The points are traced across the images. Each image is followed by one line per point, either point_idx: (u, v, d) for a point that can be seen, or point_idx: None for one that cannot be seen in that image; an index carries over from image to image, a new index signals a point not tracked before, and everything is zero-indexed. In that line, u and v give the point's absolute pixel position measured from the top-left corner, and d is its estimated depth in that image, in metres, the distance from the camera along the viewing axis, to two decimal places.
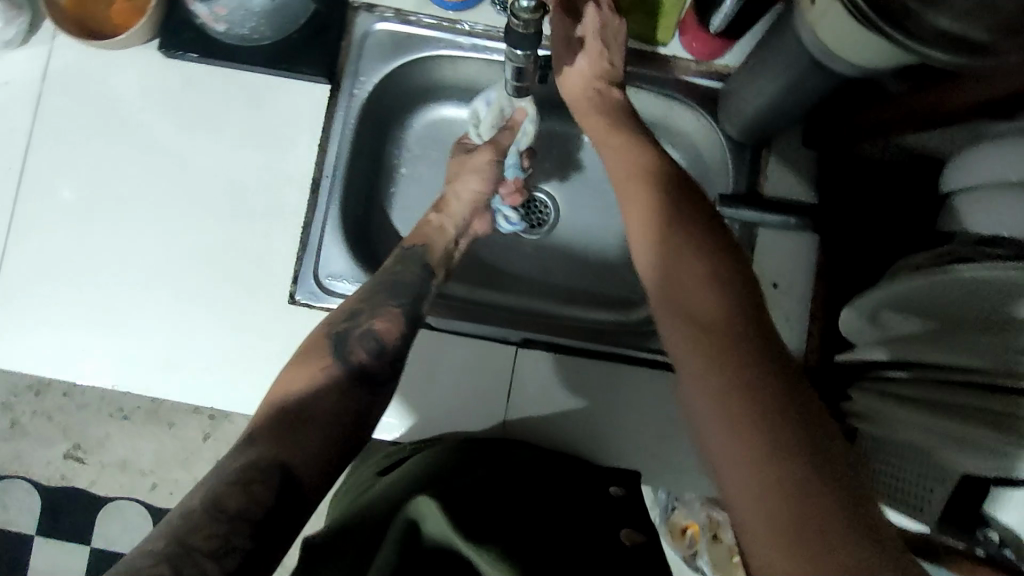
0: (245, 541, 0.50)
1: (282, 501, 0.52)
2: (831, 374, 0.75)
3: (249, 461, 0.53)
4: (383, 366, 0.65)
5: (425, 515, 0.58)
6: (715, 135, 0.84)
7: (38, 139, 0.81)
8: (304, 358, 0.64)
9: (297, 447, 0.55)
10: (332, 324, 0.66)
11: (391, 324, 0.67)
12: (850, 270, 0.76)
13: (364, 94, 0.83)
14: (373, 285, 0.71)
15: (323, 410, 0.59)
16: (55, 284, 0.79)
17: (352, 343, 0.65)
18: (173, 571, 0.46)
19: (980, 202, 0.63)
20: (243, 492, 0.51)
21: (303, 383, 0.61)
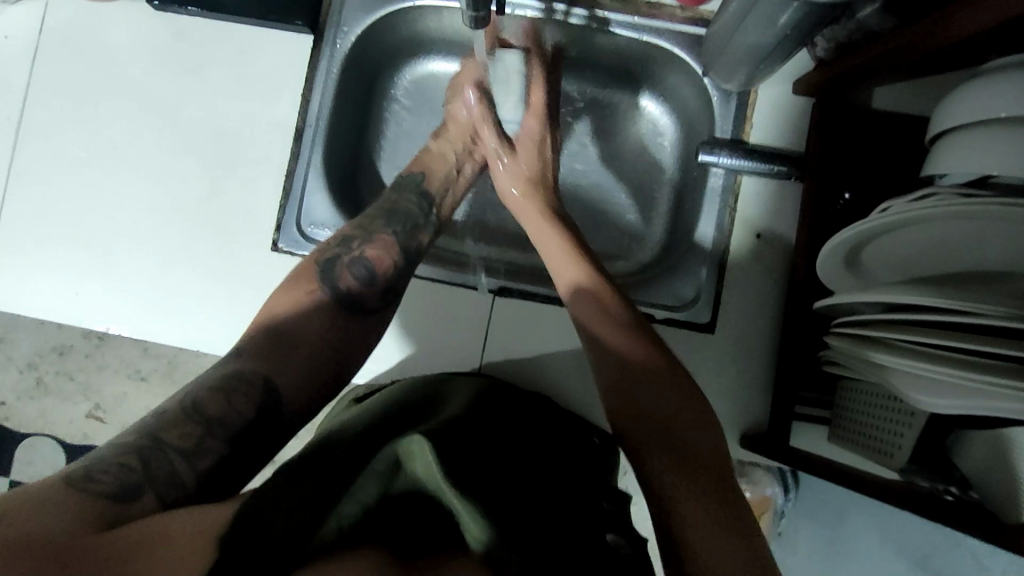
0: (219, 444, 0.50)
1: (262, 413, 0.53)
2: (811, 322, 0.74)
3: (234, 375, 0.54)
4: (369, 298, 0.65)
5: (416, 453, 0.47)
6: (702, 85, 0.82)
7: (40, 92, 0.83)
8: (294, 283, 0.64)
9: (281, 368, 0.56)
10: (324, 249, 0.67)
11: (383, 250, 0.68)
12: (834, 220, 0.74)
13: (348, 44, 0.83)
14: (374, 218, 0.71)
15: (311, 336, 0.60)
16: (55, 232, 0.82)
17: (344, 270, 0.65)
18: (142, 461, 0.46)
19: (970, 146, 0.61)
20: (222, 403, 0.52)
21: (293, 305, 0.62)
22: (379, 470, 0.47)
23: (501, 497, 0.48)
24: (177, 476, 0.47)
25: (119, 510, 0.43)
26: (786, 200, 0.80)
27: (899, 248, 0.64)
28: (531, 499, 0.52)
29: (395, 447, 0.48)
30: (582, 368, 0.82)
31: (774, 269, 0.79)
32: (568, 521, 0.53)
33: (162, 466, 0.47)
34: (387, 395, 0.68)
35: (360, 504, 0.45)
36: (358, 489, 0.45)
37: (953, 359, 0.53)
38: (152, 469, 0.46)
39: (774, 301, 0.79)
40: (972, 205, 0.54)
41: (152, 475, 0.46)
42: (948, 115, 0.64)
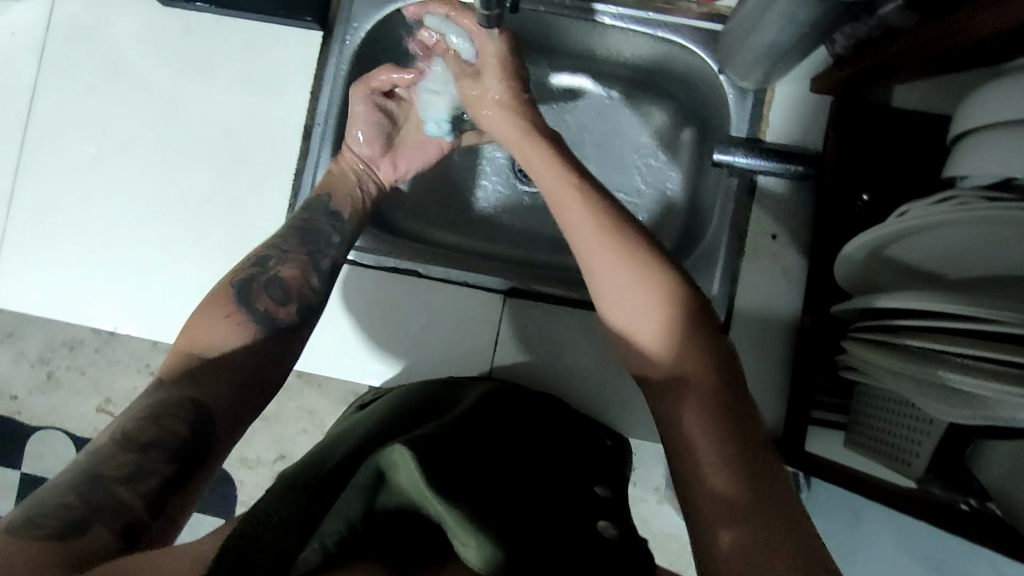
0: (161, 467, 0.48)
1: (200, 432, 0.51)
2: (827, 324, 0.73)
3: (165, 400, 0.52)
4: (289, 312, 0.63)
5: (397, 465, 0.46)
6: (717, 82, 0.81)
7: (48, 88, 0.83)
8: (209, 304, 0.61)
9: (211, 388, 0.54)
10: (236, 271, 0.64)
11: (297, 269, 0.66)
12: (852, 221, 0.73)
13: (357, 41, 0.82)
14: (280, 235, 0.68)
15: (233, 357, 0.57)
16: (64, 230, 0.81)
17: (257, 289, 0.62)
18: (81, 499, 0.44)
19: (993, 148, 0.60)
20: (153, 429, 0.49)
21: (215, 330, 0.59)
22: (361, 486, 0.45)
23: (491, 502, 0.47)
24: (125, 505, 0.45)
25: (70, 546, 0.41)
26: (802, 199, 0.79)
27: (918, 252, 0.63)
28: (533, 506, 0.52)
29: (377, 459, 0.47)
30: (592, 369, 0.81)
31: (790, 270, 0.78)
32: (573, 523, 0.52)
33: (103, 499, 0.44)
34: (389, 401, 0.67)
35: (343, 524, 0.43)
36: (343, 506, 0.44)
37: (973, 366, 0.52)
38: (94, 504, 0.44)
39: (789, 302, 0.77)
40: (994, 210, 0.53)
41: (97, 511, 0.44)
42: (970, 116, 0.63)
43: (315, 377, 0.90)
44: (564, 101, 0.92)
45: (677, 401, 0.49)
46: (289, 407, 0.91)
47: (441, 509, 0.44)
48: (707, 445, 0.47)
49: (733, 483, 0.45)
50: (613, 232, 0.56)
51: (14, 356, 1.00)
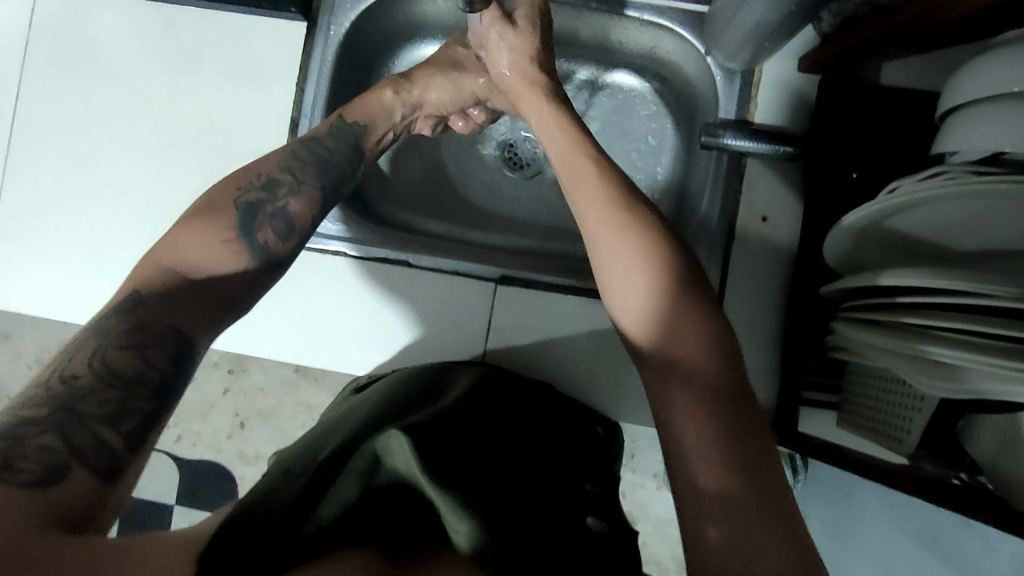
0: (143, 404, 0.46)
1: (181, 366, 0.49)
2: (819, 305, 0.73)
3: (143, 327, 0.48)
4: (289, 247, 0.60)
5: (392, 447, 0.46)
6: (705, 65, 0.81)
7: (33, 86, 0.82)
8: (204, 220, 0.57)
9: (194, 319, 0.51)
10: (244, 190, 0.60)
11: (308, 205, 0.63)
12: (842, 202, 0.73)
13: (342, 30, 0.81)
14: (298, 158, 0.65)
15: (224, 287, 0.55)
16: (53, 228, 0.81)
17: (263, 219, 0.59)
18: (62, 437, 0.42)
19: (981, 122, 0.60)
20: (136, 359, 0.47)
21: (206, 251, 0.55)
22: (358, 470, 0.45)
23: (487, 492, 0.47)
24: (107, 444, 0.43)
25: (57, 495, 0.39)
26: (793, 180, 0.78)
27: (909, 231, 0.63)
28: (522, 493, 0.52)
29: (374, 445, 0.46)
30: (585, 355, 0.81)
31: (781, 251, 0.78)
32: (554, 513, 0.53)
33: (86, 440, 0.42)
34: (385, 387, 0.67)
35: (339, 505, 0.43)
36: (337, 490, 0.44)
37: (963, 340, 0.52)
38: (76, 444, 0.42)
39: (781, 284, 0.77)
40: (982, 184, 0.53)
41: (78, 452, 0.42)
42: (959, 91, 0.62)
43: (310, 370, 0.90)
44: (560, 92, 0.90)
45: (671, 381, 0.48)
46: (284, 400, 0.91)
47: (436, 496, 0.43)
48: (706, 438, 0.44)
49: (731, 474, 0.43)
50: (626, 217, 0.55)
51: (11, 356, 1.00)
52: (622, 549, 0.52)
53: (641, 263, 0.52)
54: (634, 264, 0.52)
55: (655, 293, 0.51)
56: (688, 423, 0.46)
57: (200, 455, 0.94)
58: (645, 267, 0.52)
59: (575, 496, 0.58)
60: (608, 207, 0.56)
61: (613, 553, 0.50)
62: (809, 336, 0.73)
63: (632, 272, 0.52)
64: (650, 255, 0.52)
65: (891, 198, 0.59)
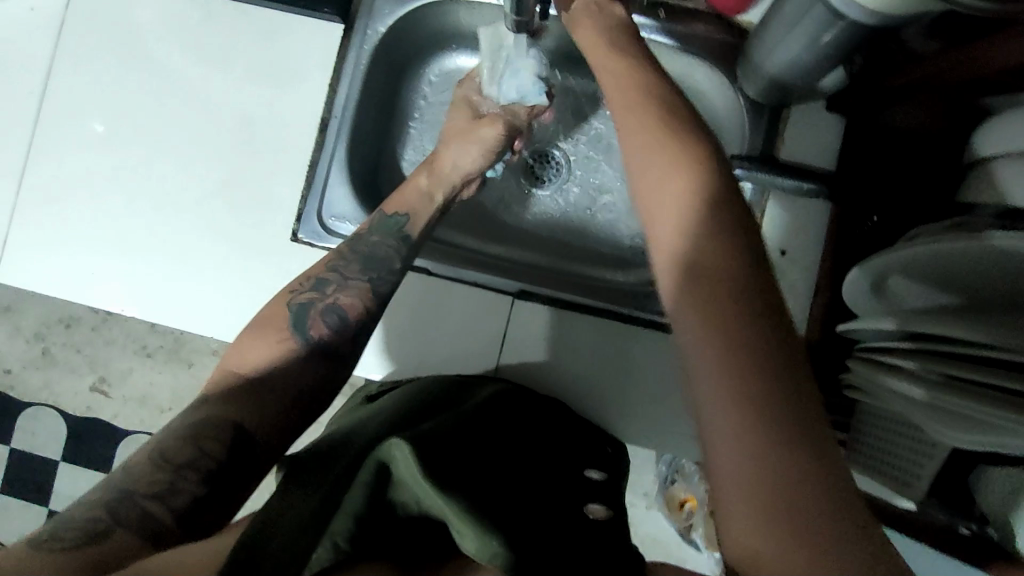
0: (195, 485, 0.44)
1: (234, 451, 0.47)
2: (832, 343, 0.73)
3: (202, 417, 0.48)
4: (344, 341, 0.57)
5: (394, 455, 0.47)
6: (735, 97, 0.82)
7: (62, 64, 0.82)
8: (264, 325, 0.57)
9: (255, 411, 0.50)
10: (295, 292, 0.59)
11: (358, 299, 0.60)
12: (861, 244, 0.74)
13: (377, 34, 0.82)
14: (344, 258, 0.63)
15: (284, 379, 0.53)
16: (71, 207, 0.81)
17: (314, 317, 0.58)
18: (110, 512, 0.41)
19: (1006, 176, 0.61)
20: (190, 446, 0.46)
21: (261, 354, 0.55)
22: (364, 481, 0.46)
23: (491, 497, 0.48)
24: (153, 521, 0.42)
25: (98, 559, 0.38)
26: (812, 218, 0.79)
27: (929, 279, 0.64)
28: (530, 506, 0.51)
29: (377, 454, 0.47)
30: (595, 375, 0.82)
31: (795, 287, 0.78)
32: (563, 522, 0.52)
33: (132, 512, 0.42)
34: (405, 395, 0.68)
35: (350, 516, 0.44)
36: (348, 501, 0.45)
37: (972, 391, 0.53)
38: (122, 515, 0.41)
39: (794, 319, 0.78)
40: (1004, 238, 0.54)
41: (123, 522, 0.41)
42: (987, 143, 0.63)
43: None
44: (581, 125, 0.92)
45: (690, 319, 0.41)
46: None
47: (440, 503, 0.44)
48: (732, 387, 0.37)
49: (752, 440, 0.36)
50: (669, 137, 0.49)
51: (12, 330, 0.99)
52: None
53: (678, 185, 0.46)
54: (673, 176, 0.47)
55: (689, 212, 0.45)
56: (712, 368, 0.38)
57: None
58: (680, 186, 0.46)
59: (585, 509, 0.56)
60: (653, 129, 0.51)
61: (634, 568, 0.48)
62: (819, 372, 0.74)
63: (670, 184, 0.47)
64: (687, 178, 0.46)
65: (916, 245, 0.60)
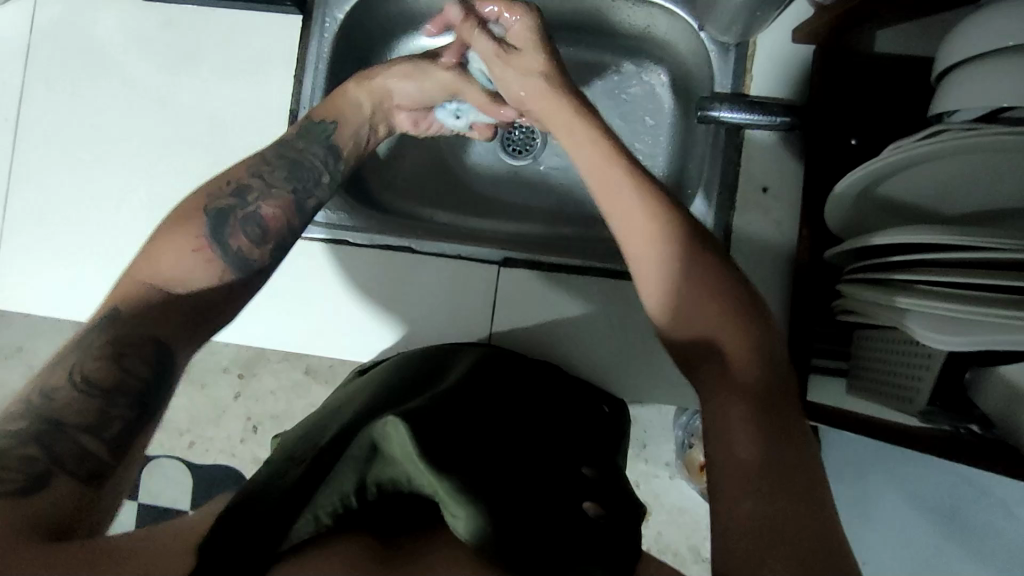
0: (125, 409, 0.47)
1: (161, 370, 0.50)
2: (821, 271, 0.73)
3: (117, 336, 0.49)
4: (265, 253, 0.60)
5: (390, 435, 0.42)
6: (698, 40, 0.81)
7: (35, 90, 0.84)
8: (176, 231, 0.57)
9: (174, 330, 0.52)
10: (214, 199, 0.59)
11: (281, 209, 0.62)
12: (841, 170, 0.73)
13: (336, 21, 0.82)
14: (267, 164, 0.65)
15: (209, 296, 0.56)
16: (58, 229, 0.82)
17: (234, 226, 0.59)
18: (44, 446, 0.43)
19: (975, 78, 0.59)
20: (114, 369, 0.48)
21: (179, 263, 0.55)
22: (354, 458, 0.42)
23: (494, 472, 0.45)
24: (91, 454, 0.44)
25: (42, 501, 0.41)
26: (790, 150, 0.79)
27: (911, 190, 0.62)
28: (525, 467, 0.50)
29: (370, 431, 0.43)
30: (591, 334, 0.82)
31: (782, 224, 0.78)
32: (558, 488, 0.50)
33: (68, 447, 0.44)
34: (392, 370, 0.66)
35: (337, 497, 0.41)
36: (337, 476, 0.42)
37: (980, 296, 0.50)
38: (59, 453, 0.43)
39: (782, 257, 0.78)
40: (979, 134, 0.52)
41: (59, 459, 0.43)
42: (951, 48, 0.62)
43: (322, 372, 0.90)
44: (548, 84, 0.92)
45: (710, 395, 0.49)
46: (297, 400, 0.92)
47: (435, 484, 0.41)
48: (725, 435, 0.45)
49: (749, 494, 0.42)
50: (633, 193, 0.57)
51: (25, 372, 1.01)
52: (629, 508, 0.50)
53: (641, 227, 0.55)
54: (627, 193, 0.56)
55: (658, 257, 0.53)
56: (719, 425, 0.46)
57: (214, 459, 0.95)
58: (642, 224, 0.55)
59: (577, 473, 0.54)
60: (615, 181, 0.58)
61: (625, 523, 0.48)
62: (813, 303, 0.73)
63: (635, 228, 0.55)
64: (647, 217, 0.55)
65: (892, 154, 0.58)
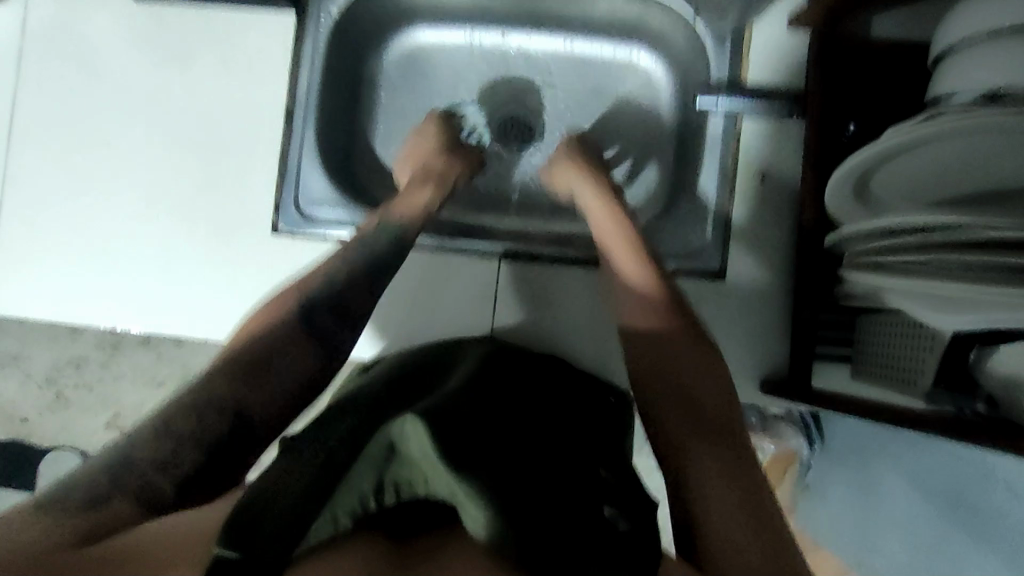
0: (194, 459, 0.44)
1: (237, 430, 0.46)
2: (821, 256, 0.73)
3: (207, 390, 0.48)
4: (345, 330, 0.56)
5: (409, 437, 0.43)
6: (694, 31, 0.80)
7: (27, 93, 0.83)
8: (263, 312, 0.57)
9: (256, 391, 0.49)
10: (306, 292, 0.57)
11: (352, 284, 0.59)
12: (839, 155, 0.73)
13: (331, 18, 0.81)
14: (354, 251, 0.62)
15: (283, 352, 0.52)
16: (57, 231, 0.81)
17: (321, 314, 0.55)
18: (111, 478, 0.41)
19: (970, 62, 0.60)
20: (192, 418, 0.46)
21: (252, 330, 0.55)
22: (372, 459, 0.43)
23: (505, 467, 0.45)
24: (154, 487, 0.42)
25: (93, 517, 0.39)
26: (786, 139, 0.79)
27: (909, 173, 0.63)
28: (534, 458, 0.50)
29: (389, 434, 0.43)
30: (592, 326, 0.82)
31: (780, 210, 0.79)
32: (566, 481, 0.50)
33: (135, 482, 0.41)
34: (395, 366, 0.67)
35: (356, 498, 0.42)
36: (353, 477, 0.42)
37: (982, 273, 0.50)
38: (122, 483, 0.41)
39: (781, 243, 0.79)
40: (979, 115, 0.52)
41: (121, 485, 0.41)
42: (946, 31, 0.62)
43: None
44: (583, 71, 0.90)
45: (677, 424, 0.54)
46: None
47: (458, 485, 0.42)
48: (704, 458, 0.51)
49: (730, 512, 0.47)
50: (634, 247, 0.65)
51: (23, 377, 1.05)
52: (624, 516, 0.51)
53: (641, 271, 0.64)
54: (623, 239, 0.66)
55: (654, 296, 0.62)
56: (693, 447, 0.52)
57: None
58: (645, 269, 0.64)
59: (594, 475, 0.55)
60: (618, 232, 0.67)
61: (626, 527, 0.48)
62: (813, 288, 0.74)
63: (636, 268, 0.64)
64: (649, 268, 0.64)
65: (893, 139, 0.58)
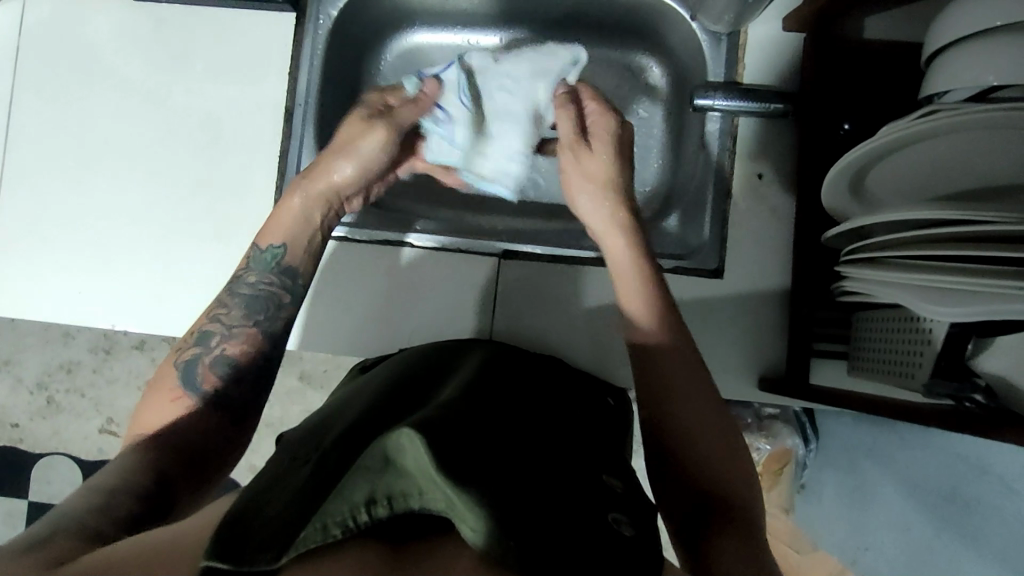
0: (126, 508, 0.49)
1: (158, 495, 0.53)
2: (818, 253, 0.74)
3: (127, 465, 0.54)
4: (240, 392, 0.63)
5: (406, 449, 0.41)
6: (691, 31, 0.81)
7: (21, 94, 0.83)
8: (156, 391, 0.62)
9: (169, 466, 0.56)
10: (180, 351, 0.64)
11: (245, 348, 0.65)
12: (834, 153, 0.74)
13: (330, 18, 0.82)
14: (227, 304, 0.66)
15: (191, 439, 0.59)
16: (51, 233, 0.81)
17: (193, 369, 0.62)
18: (53, 526, 0.45)
19: (962, 61, 0.60)
20: (116, 487, 0.51)
21: (160, 415, 0.60)
22: (365, 469, 0.40)
23: (501, 479, 0.44)
24: (94, 529, 0.46)
25: (43, 549, 0.42)
26: (781, 138, 0.80)
27: (906, 168, 0.63)
28: (529, 470, 0.49)
29: (384, 445, 0.41)
30: (591, 325, 0.82)
31: (776, 209, 0.79)
32: (564, 492, 0.49)
33: (77, 524, 0.46)
34: (388, 373, 0.65)
35: (347, 509, 0.39)
36: (346, 487, 0.40)
37: (988, 272, 0.50)
38: (64, 527, 0.45)
39: (778, 240, 0.79)
40: (979, 112, 0.53)
41: (62, 529, 0.45)
42: (937, 32, 0.63)
43: None
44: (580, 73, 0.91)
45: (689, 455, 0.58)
46: None
47: (455, 495, 0.40)
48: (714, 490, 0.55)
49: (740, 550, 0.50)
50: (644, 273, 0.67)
51: (14, 381, 1.04)
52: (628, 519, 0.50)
53: (653, 301, 0.66)
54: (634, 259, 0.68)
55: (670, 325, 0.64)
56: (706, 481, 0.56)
57: None
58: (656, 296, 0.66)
59: (593, 483, 0.54)
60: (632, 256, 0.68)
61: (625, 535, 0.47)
62: (810, 285, 0.74)
63: (643, 295, 0.66)
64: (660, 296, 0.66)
65: (893, 134, 0.58)
